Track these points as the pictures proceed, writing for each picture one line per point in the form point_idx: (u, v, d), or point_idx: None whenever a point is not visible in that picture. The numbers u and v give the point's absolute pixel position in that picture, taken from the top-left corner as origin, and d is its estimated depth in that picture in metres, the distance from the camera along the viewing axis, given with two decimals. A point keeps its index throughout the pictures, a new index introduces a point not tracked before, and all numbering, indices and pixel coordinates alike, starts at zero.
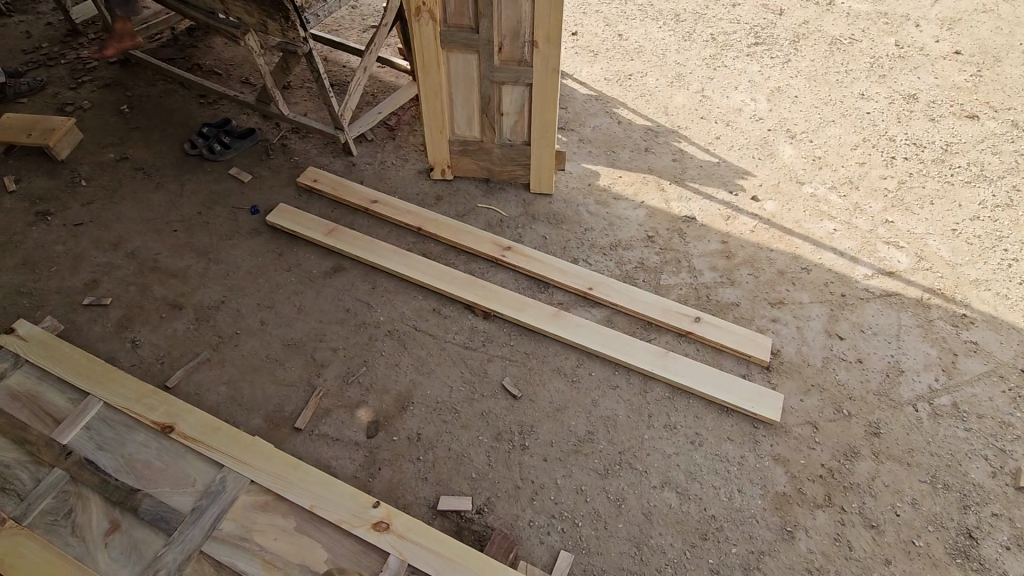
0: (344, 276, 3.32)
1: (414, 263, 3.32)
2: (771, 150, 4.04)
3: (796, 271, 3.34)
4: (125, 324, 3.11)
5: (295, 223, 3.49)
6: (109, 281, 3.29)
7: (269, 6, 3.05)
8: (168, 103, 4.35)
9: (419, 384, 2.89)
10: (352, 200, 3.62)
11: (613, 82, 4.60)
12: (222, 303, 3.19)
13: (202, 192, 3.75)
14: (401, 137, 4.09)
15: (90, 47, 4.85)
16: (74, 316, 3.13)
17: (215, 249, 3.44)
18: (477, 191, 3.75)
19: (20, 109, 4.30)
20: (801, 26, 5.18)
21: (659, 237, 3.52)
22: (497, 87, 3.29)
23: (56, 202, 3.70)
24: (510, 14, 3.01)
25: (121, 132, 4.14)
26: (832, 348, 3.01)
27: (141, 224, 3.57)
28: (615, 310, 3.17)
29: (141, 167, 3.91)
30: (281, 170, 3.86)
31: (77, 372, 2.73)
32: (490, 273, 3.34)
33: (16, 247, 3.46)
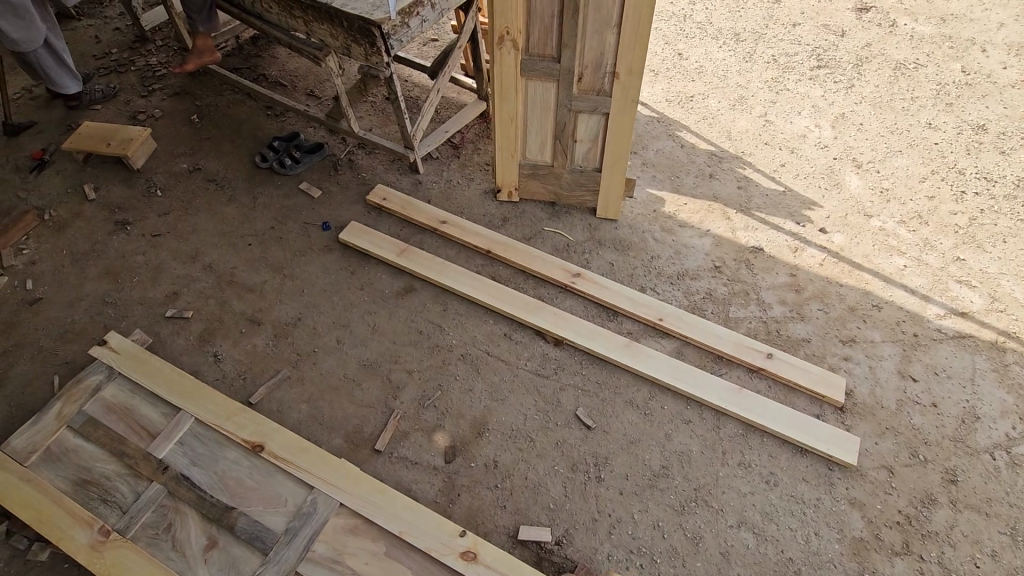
0: (416, 297, 3.38)
1: (484, 286, 3.37)
2: (837, 179, 4.05)
3: (866, 308, 3.34)
4: (207, 337, 3.21)
5: (367, 242, 3.56)
6: (189, 294, 3.39)
7: (357, 31, 3.17)
8: (237, 113, 4.42)
9: (493, 411, 2.95)
10: (421, 220, 3.68)
11: (675, 103, 4.60)
12: (299, 320, 3.28)
13: (274, 206, 3.83)
14: (466, 156, 4.13)
15: (159, 54, 4.89)
16: (158, 328, 3.24)
17: (289, 265, 3.52)
18: (544, 214, 3.80)
19: (95, 116, 4.42)
20: (864, 49, 5.13)
21: (727, 267, 3.52)
22: (574, 115, 3.37)
23: (134, 211, 3.81)
24: (595, 46, 3.08)
25: (192, 142, 4.23)
26: (905, 390, 3.01)
27: (217, 237, 3.67)
28: (685, 342, 3.19)
29: (214, 178, 4.00)
30: (350, 187, 3.93)
31: (169, 387, 2.81)
32: (559, 299, 3.39)
33: (99, 255, 3.57)
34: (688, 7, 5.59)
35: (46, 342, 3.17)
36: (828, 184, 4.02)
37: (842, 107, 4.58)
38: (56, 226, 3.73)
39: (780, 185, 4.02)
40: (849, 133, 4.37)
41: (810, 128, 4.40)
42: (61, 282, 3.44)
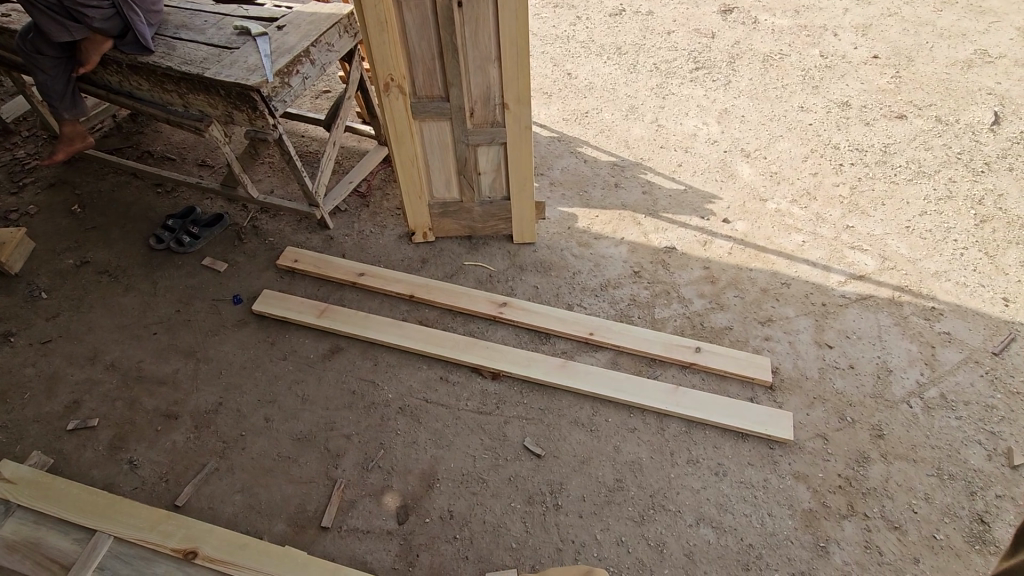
0: (343, 357, 3.26)
1: (413, 333, 3.30)
2: (730, 171, 4.30)
3: (777, 287, 3.53)
4: (119, 444, 2.95)
5: (283, 308, 3.42)
6: (92, 400, 3.12)
7: (236, 98, 3.06)
8: (124, 196, 4.16)
9: (440, 459, 2.86)
10: (338, 275, 3.58)
11: (572, 121, 4.76)
12: (221, 405, 3.08)
13: (177, 288, 3.61)
14: (375, 203, 4.07)
15: (26, 145, 4.55)
16: (61, 445, 2.95)
17: (202, 348, 3.32)
18: (461, 248, 3.80)
19: None
20: (734, 47, 5.52)
21: (645, 270, 3.63)
22: (473, 149, 3.40)
23: (17, 320, 3.48)
24: (479, 81, 3.13)
25: (76, 234, 3.93)
26: (824, 358, 3.18)
27: (116, 332, 3.41)
28: (619, 351, 3.24)
29: (105, 269, 3.73)
30: (258, 254, 3.78)
31: (80, 508, 2.56)
32: (489, 331, 3.37)
33: None
34: (570, 28, 5.83)
35: None
36: (723, 176, 4.26)
37: (724, 103, 4.88)
38: None
39: (680, 184, 4.21)
40: (734, 126, 4.66)
41: (699, 126, 4.66)
42: None
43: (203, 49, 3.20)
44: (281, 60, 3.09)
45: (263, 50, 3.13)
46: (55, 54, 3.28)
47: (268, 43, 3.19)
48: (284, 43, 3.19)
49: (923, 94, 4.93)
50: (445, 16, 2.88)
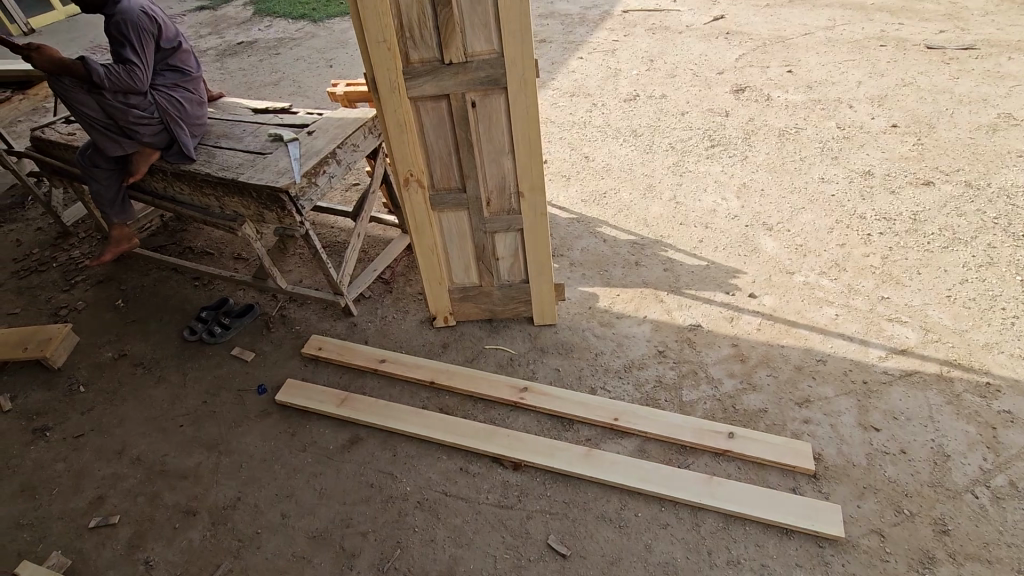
0: (363, 447, 3.21)
1: (433, 421, 3.24)
2: (753, 245, 4.24)
3: (812, 364, 3.36)
4: (136, 543, 2.92)
5: (305, 398, 3.43)
6: (115, 495, 3.13)
7: (266, 199, 3.26)
8: (164, 290, 4.39)
9: (459, 559, 2.70)
10: (360, 363, 3.60)
11: (591, 202, 4.85)
12: (239, 500, 3.04)
13: (205, 378, 3.69)
14: (398, 289, 4.16)
15: (82, 245, 4.93)
16: (80, 544, 2.93)
17: (225, 440, 3.33)
18: (482, 332, 3.79)
19: (14, 320, 4.31)
20: (748, 124, 5.64)
21: (670, 349, 3.53)
22: (491, 236, 3.48)
23: (55, 415, 3.59)
24: (494, 173, 3.26)
25: (117, 328, 4.13)
26: (872, 443, 2.95)
27: (145, 425, 3.47)
28: (646, 438, 3.08)
29: (141, 361, 3.86)
30: (284, 343, 3.86)
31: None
32: (510, 418, 3.28)
33: (14, 472, 3.30)
34: (586, 114, 6.10)
35: None
36: (746, 251, 4.20)
37: (742, 178, 4.92)
38: None
39: (703, 260, 4.16)
40: (754, 200, 4.66)
41: (718, 202, 4.68)
42: None
43: (240, 155, 3.47)
44: (308, 162, 3.31)
45: (294, 154, 3.37)
46: (109, 166, 3.62)
47: (298, 147, 3.44)
48: (313, 147, 3.43)
49: (948, 160, 4.86)
50: (460, 115, 3.06)
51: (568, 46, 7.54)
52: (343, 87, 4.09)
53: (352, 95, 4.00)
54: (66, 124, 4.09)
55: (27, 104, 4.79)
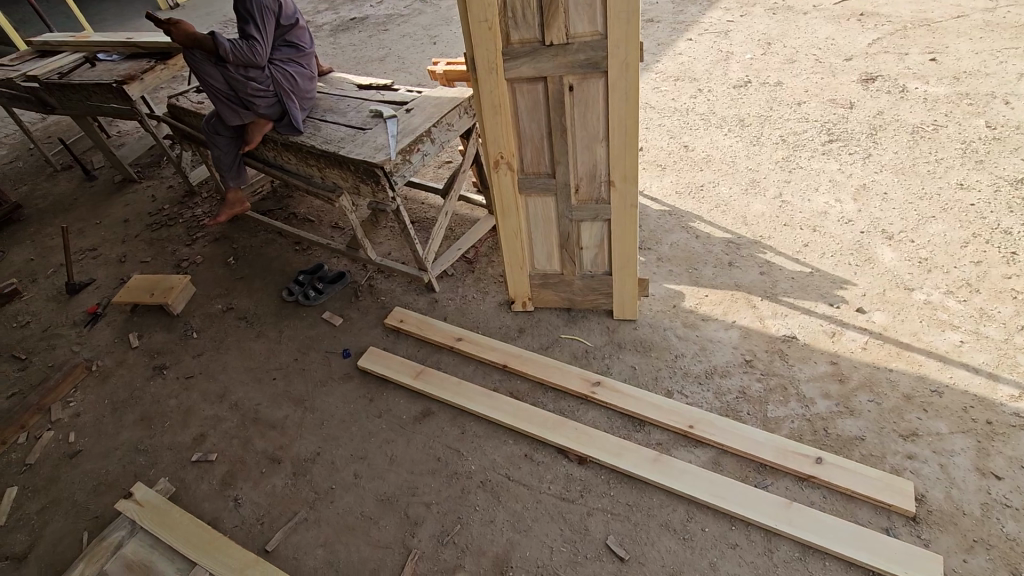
0: (434, 421, 3.32)
1: (502, 405, 3.27)
2: (868, 254, 3.83)
3: (924, 395, 2.99)
4: (229, 480, 3.22)
5: (385, 366, 3.58)
6: (215, 434, 3.46)
7: (363, 173, 3.37)
8: (269, 251, 4.74)
9: (516, 544, 2.72)
10: (437, 338, 3.69)
11: (686, 194, 4.60)
12: (319, 455, 3.26)
13: (298, 337, 3.96)
14: (480, 269, 4.19)
15: (203, 205, 5.44)
16: (183, 474, 3.28)
17: (311, 397, 3.57)
18: (559, 320, 3.73)
19: (145, 268, 4.85)
20: (876, 118, 5.07)
21: (759, 360, 3.29)
22: (576, 224, 3.38)
23: (171, 355, 4.02)
24: (586, 159, 3.15)
25: (227, 283, 4.52)
26: (989, 492, 2.59)
27: (243, 375, 3.79)
28: (722, 451, 2.92)
29: (245, 315, 4.21)
30: (369, 312, 4.04)
31: (178, 532, 2.87)
32: (580, 411, 3.24)
33: (137, 402, 3.75)
34: (690, 101, 5.77)
35: (80, 497, 3.27)
36: (858, 260, 3.80)
37: (862, 178, 4.45)
38: (101, 376, 3.97)
39: (806, 266, 3.82)
40: (873, 204, 4.20)
41: (831, 203, 4.26)
42: (101, 432, 3.61)
43: (342, 130, 3.61)
44: (404, 140, 3.37)
45: (391, 131, 3.45)
46: (228, 134, 3.90)
47: (396, 124, 3.51)
48: (410, 125, 3.49)
49: None
50: (555, 99, 2.98)
51: (676, 27, 7.14)
52: (443, 66, 4.12)
53: (450, 75, 4.03)
54: (197, 93, 4.48)
55: (168, 73, 5.20)
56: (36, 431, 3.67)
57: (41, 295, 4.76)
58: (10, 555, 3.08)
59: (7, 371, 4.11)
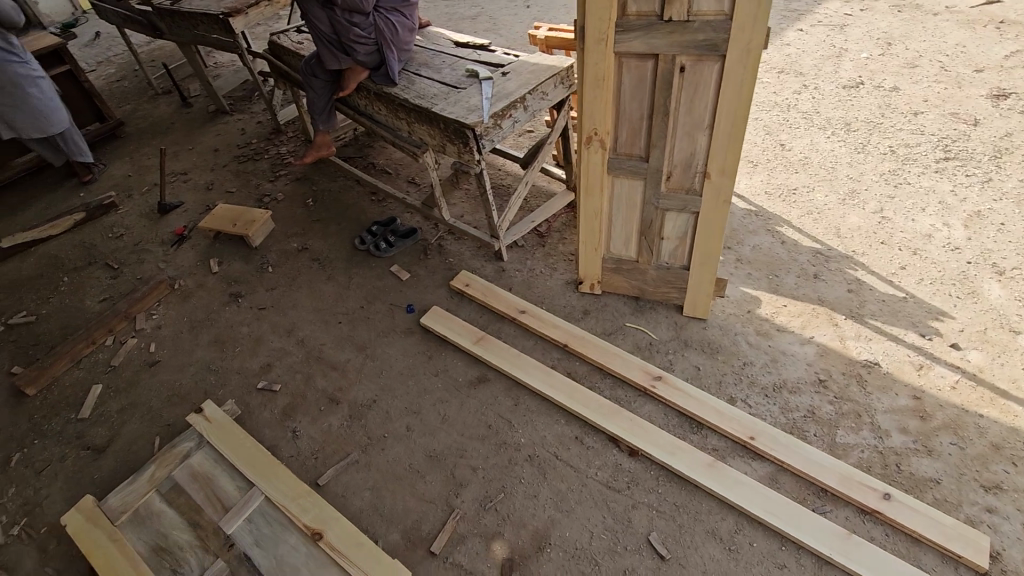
0: (488, 388, 3.34)
1: (559, 384, 3.25)
2: (972, 287, 3.53)
3: (1015, 448, 2.77)
4: (289, 412, 3.37)
5: (447, 327, 3.62)
6: (280, 366, 3.62)
7: (452, 132, 3.34)
8: (345, 198, 4.83)
9: (557, 523, 2.74)
10: (501, 308, 3.69)
11: (776, 196, 4.36)
12: (375, 402, 3.36)
13: (365, 286, 4.05)
14: (551, 244, 4.14)
15: (288, 144, 5.59)
16: (248, 398, 3.46)
17: (372, 345, 3.66)
18: (626, 308, 3.65)
19: (230, 198, 5.05)
20: (1004, 139, 4.60)
21: (834, 382, 3.12)
22: (661, 213, 3.25)
23: (247, 285, 4.21)
24: (684, 146, 2.99)
25: (304, 223, 4.66)
26: None
27: (311, 314, 3.92)
28: (781, 468, 2.81)
29: (317, 257, 4.34)
30: (436, 271, 4.07)
31: (240, 452, 3.04)
32: (636, 403, 3.18)
33: (212, 324, 3.96)
34: (793, 97, 5.42)
35: (155, 403, 3.52)
36: (960, 292, 3.51)
37: (976, 204, 4.07)
38: (182, 295, 4.20)
39: (899, 290, 3.56)
40: (986, 234, 3.85)
41: (937, 227, 3.94)
42: (178, 347, 3.84)
43: (436, 86, 3.56)
44: (498, 104, 3.30)
45: (485, 93, 3.38)
46: (325, 78, 3.92)
47: (490, 87, 3.43)
48: (505, 89, 3.41)
49: None
50: (663, 79, 2.83)
51: (788, 15, 6.67)
52: (544, 32, 3.95)
53: (551, 41, 3.87)
54: (298, 34, 4.55)
55: (271, 10, 5.30)
56: (122, 336, 3.95)
57: (135, 211, 5.05)
58: (91, 445, 3.36)
59: (101, 277, 4.42)
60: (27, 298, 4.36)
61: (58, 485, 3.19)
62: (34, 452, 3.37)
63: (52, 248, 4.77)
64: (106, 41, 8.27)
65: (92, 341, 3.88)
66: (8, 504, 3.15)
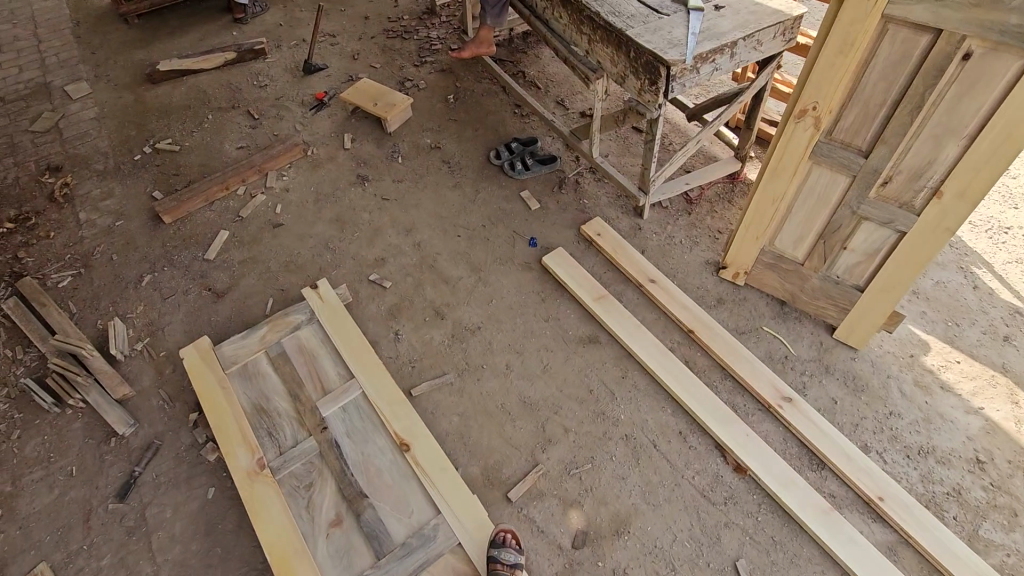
0: (598, 351, 3.15)
1: (674, 372, 3.00)
2: None
3: None
4: (395, 313, 3.34)
5: (568, 274, 3.39)
6: (394, 264, 3.56)
7: (641, 65, 2.88)
8: (488, 103, 4.52)
9: (640, 513, 2.61)
10: (629, 270, 3.40)
11: (980, 230, 3.66)
12: (479, 330, 3.25)
13: (492, 205, 3.84)
14: (698, 214, 3.72)
15: (440, 29, 5.24)
16: (359, 287, 3.45)
17: (487, 270, 3.50)
18: (768, 310, 3.27)
19: (373, 73, 4.86)
20: None
21: (993, 467, 2.70)
22: (856, 221, 2.75)
23: (375, 170, 4.10)
24: (923, 153, 2.43)
25: (442, 120, 4.42)
26: None
27: (432, 219, 3.79)
28: (904, 541, 2.51)
29: (449, 160, 4.14)
30: (568, 209, 3.78)
31: (345, 339, 3.05)
32: (753, 418, 2.90)
33: (336, 201, 3.91)
34: None
35: (273, 266, 3.58)
36: None
37: None
38: (313, 163, 4.16)
39: None
40: None
41: None
42: (301, 215, 3.85)
43: (634, 5, 3.05)
44: (705, 44, 2.78)
45: (692, 28, 2.85)
46: None
47: (700, 20, 2.89)
48: (716, 27, 2.86)
49: None
50: (935, 64, 2.24)
51: None
52: None
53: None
54: None
55: None
56: (252, 189, 4.00)
57: (282, 64, 4.98)
58: (211, 288, 3.49)
59: (242, 124, 4.44)
60: (174, 127, 4.47)
61: (179, 316, 3.37)
62: (161, 279, 3.55)
63: (201, 82, 4.83)
64: None
65: (226, 187, 3.95)
66: (135, 320, 3.36)
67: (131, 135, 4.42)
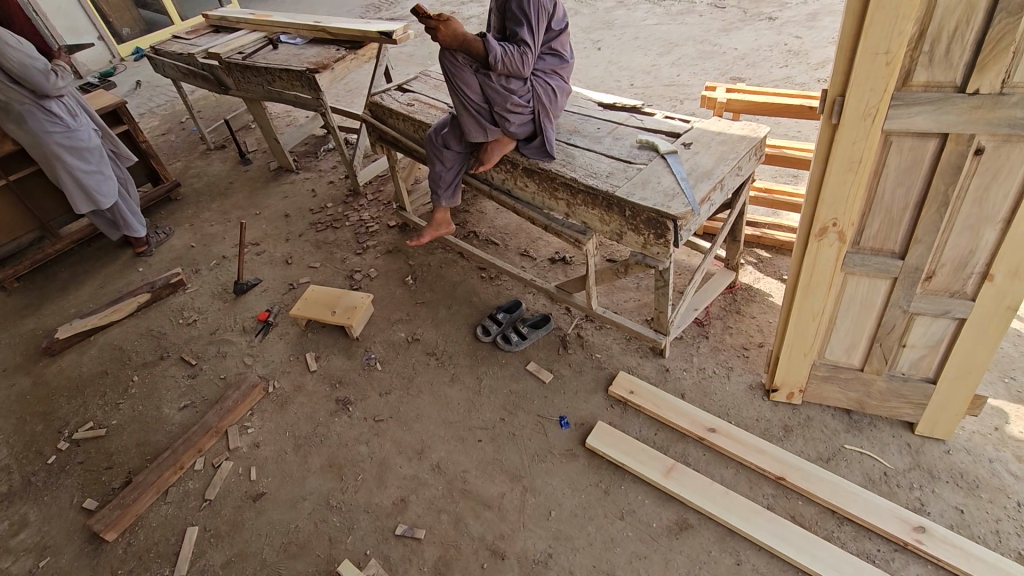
0: (695, 537, 2.66)
1: (792, 538, 2.56)
2: None
3: None
4: (443, 571, 2.68)
5: (622, 451, 2.96)
6: (418, 504, 2.94)
7: (643, 221, 2.69)
8: (452, 274, 4.21)
9: None
10: (682, 424, 3.03)
11: None
12: (551, 558, 2.66)
13: (502, 390, 3.40)
14: (716, 335, 3.52)
15: (371, 208, 5.01)
16: (387, 551, 2.78)
17: (529, 474, 2.99)
18: (837, 423, 3.01)
19: (315, 274, 4.44)
20: None
21: None
22: (909, 318, 2.62)
23: (355, 388, 3.55)
24: (962, 245, 2.36)
25: (409, 307, 4.02)
26: None
27: (442, 429, 3.26)
28: None
29: (434, 351, 3.69)
30: (584, 370, 3.43)
31: None
32: (897, 565, 2.49)
33: (322, 442, 3.29)
34: None
35: (269, 555, 2.83)
36: None
37: None
38: (279, 401, 3.54)
39: None
40: None
41: None
42: (284, 474, 3.16)
43: (606, 161, 2.95)
44: (701, 186, 2.66)
45: (679, 172, 2.75)
46: (458, 148, 3.28)
47: (681, 163, 2.81)
48: (700, 165, 2.79)
49: None
50: (951, 165, 2.20)
51: None
52: (723, 92, 3.47)
53: (735, 105, 3.32)
54: (400, 92, 3.97)
55: (357, 63, 4.74)
56: (214, 458, 3.28)
57: (206, 290, 4.43)
58: None
59: (178, 378, 3.77)
60: (91, 404, 3.69)
61: None
62: None
63: (114, 338, 4.13)
64: (147, 90, 7.81)
65: (179, 466, 3.20)
66: None
67: (37, 432, 3.58)
